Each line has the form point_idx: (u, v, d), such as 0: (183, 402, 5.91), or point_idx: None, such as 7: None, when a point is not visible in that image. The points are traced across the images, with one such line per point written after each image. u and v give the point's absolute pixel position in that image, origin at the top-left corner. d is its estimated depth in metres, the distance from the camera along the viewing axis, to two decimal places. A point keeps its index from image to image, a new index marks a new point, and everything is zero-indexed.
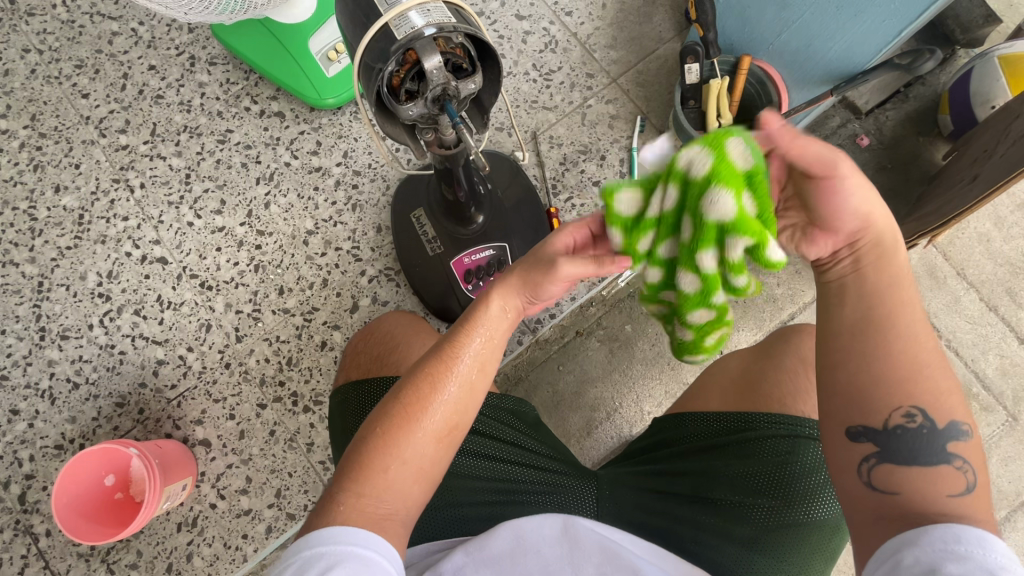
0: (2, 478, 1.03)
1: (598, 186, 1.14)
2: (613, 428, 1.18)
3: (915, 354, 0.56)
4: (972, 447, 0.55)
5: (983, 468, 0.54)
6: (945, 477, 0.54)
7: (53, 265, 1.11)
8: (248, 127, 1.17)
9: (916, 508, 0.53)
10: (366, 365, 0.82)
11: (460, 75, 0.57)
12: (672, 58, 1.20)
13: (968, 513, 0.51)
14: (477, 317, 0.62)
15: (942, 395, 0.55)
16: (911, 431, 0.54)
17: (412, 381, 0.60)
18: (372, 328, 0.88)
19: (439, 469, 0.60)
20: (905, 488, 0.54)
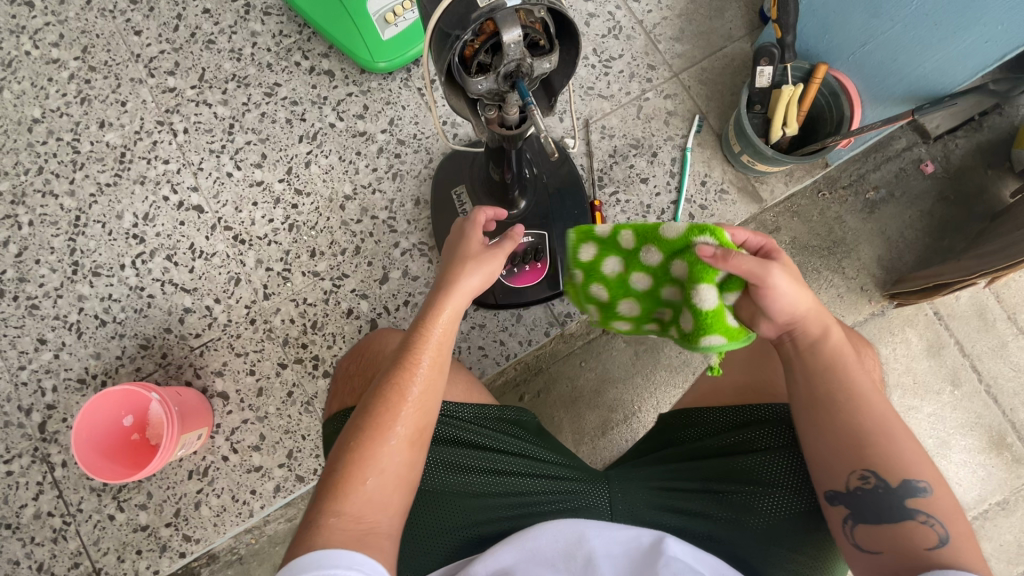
0: (25, 404, 1.04)
1: (646, 184, 1.10)
2: (629, 431, 1.16)
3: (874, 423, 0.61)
4: (939, 501, 0.58)
5: (949, 517, 0.58)
6: (915, 531, 0.58)
7: (91, 200, 1.11)
8: (296, 83, 1.14)
9: (901, 563, 0.57)
10: (356, 390, 0.77)
11: (536, 53, 0.53)
12: (739, 58, 1.15)
13: (948, 562, 0.55)
14: (423, 320, 0.63)
15: (896, 458, 0.60)
16: (880, 494, 0.60)
17: (376, 399, 0.60)
18: (366, 339, 0.84)
19: (416, 473, 0.60)
20: (886, 547, 0.59)
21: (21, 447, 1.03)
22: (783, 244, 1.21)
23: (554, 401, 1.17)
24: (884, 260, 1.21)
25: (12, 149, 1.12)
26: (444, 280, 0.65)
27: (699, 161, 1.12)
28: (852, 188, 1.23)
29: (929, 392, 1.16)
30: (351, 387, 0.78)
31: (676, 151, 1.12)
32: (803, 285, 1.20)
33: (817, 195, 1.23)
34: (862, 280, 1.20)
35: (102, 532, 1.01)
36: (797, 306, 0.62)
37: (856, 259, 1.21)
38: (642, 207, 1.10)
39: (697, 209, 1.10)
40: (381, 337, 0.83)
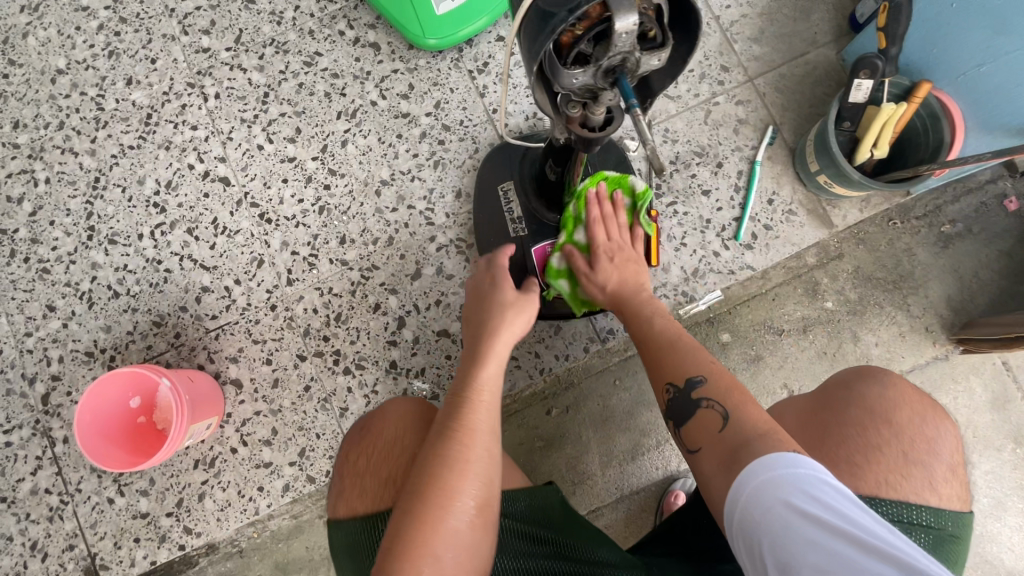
0: (29, 372, 0.99)
1: (708, 197, 1.02)
2: (660, 459, 1.09)
3: (661, 345, 0.71)
4: (716, 382, 0.63)
5: (726, 395, 0.61)
6: (710, 419, 0.61)
7: (112, 162, 1.04)
8: (339, 54, 1.06)
9: (724, 454, 0.57)
10: (368, 490, 0.63)
11: (647, 45, 0.45)
12: (823, 66, 1.04)
13: (747, 439, 0.56)
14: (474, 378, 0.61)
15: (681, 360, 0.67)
16: (676, 400, 0.65)
17: (429, 471, 0.54)
18: (374, 414, 0.72)
19: (479, 560, 0.53)
20: (702, 443, 0.60)
21: (22, 417, 0.98)
22: (844, 273, 1.11)
23: (583, 420, 1.10)
24: (954, 301, 1.11)
25: (33, 99, 1.05)
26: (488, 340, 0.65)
27: (767, 176, 1.03)
28: (927, 219, 1.13)
29: (987, 448, 1.08)
30: (360, 486, 0.64)
31: (743, 163, 1.03)
32: (862, 319, 1.10)
33: (887, 224, 1.13)
34: (927, 320, 1.11)
35: (99, 516, 0.96)
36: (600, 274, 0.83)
37: (924, 297, 1.12)
38: (702, 222, 1.02)
39: (761, 228, 1.02)
40: (394, 411, 0.70)
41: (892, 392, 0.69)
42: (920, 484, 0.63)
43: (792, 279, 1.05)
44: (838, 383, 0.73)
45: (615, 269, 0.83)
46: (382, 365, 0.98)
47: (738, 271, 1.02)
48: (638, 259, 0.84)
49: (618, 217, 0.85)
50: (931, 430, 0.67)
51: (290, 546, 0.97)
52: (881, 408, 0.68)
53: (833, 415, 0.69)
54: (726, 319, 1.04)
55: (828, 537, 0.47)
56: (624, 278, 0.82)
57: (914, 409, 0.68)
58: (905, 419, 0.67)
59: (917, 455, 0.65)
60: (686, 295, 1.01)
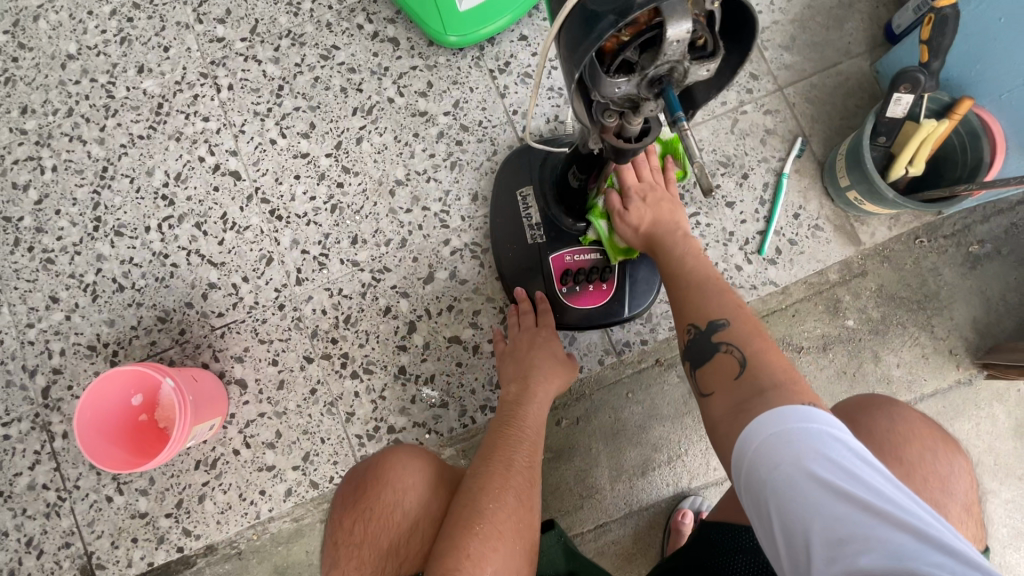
0: (30, 364, 0.97)
1: (731, 209, 0.99)
2: (671, 475, 1.06)
3: (690, 287, 0.68)
4: (739, 328, 0.61)
5: (748, 341, 0.59)
6: (727, 363, 0.59)
7: (121, 151, 1.01)
8: (356, 48, 1.03)
9: (734, 401, 0.55)
10: (367, 560, 0.67)
11: (696, 54, 0.42)
12: (856, 77, 1.01)
13: (770, 381, 0.54)
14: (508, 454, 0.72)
15: (708, 303, 0.64)
16: (696, 342, 0.63)
17: (465, 538, 0.62)
18: (373, 466, 0.72)
19: None
20: (715, 387, 0.58)
21: (21, 410, 0.96)
22: (867, 290, 1.07)
23: (593, 432, 1.07)
24: (981, 324, 1.07)
25: (42, 84, 1.03)
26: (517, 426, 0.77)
27: (794, 190, 1.00)
28: (954, 238, 1.09)
29: (1008, 477, 1.04)
30: (359, 556, 0.67)
31: (769, 175, 1.00)
32: (884, 339, 1.06)
33: (913, 242, 1.08)
34: (951, 342, 1.06)
35: (98, 514, 0.94)
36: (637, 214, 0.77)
37: (950, 318, 1.07)
38: (725, 234, 0.99)
39: (786, 243, 1.00)
40: (399, 467, 0.71)
41: (900, 425, 0.65)
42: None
43: (814, 295, 1.02)
44: (843, 414, 0.69)
45: (648, 207, 0.77)
46: (391, 370, 0.95)
47: (761, 286, 1.00)
48: (673, 202, 0.78)
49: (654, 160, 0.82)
50: (944, 468, 0.62)
51: (289, 549, 0.95)
52: (888, 443, 0.64)
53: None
54: None
55: (838, 499, 0.44)
56: (658, 216, 0.76)
57: (924, 445, 0.63)
58: (914, 454, 0.63)
59: (928, 494, 0.61)
60: None
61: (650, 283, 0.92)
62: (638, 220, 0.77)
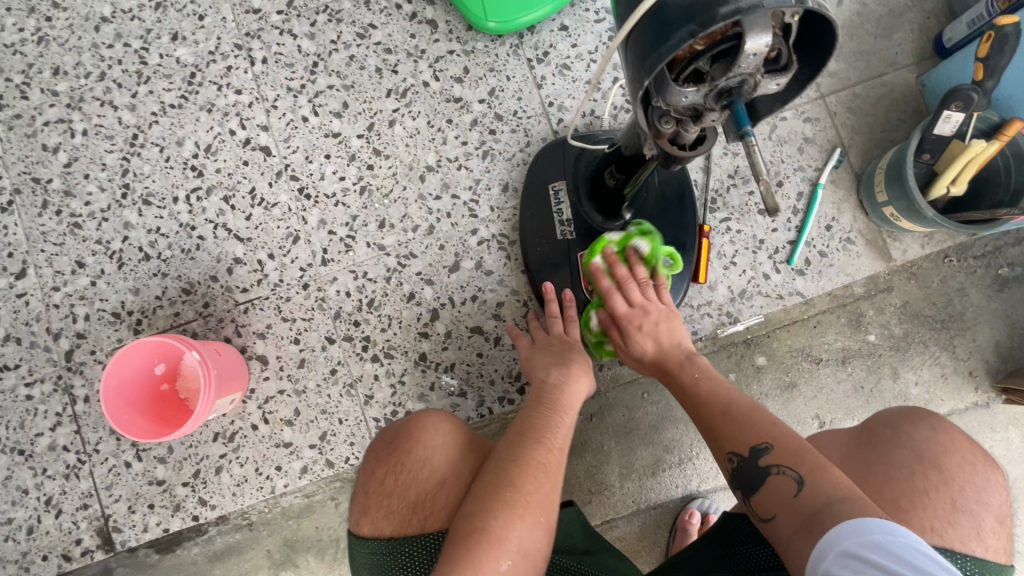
0: (55, 327, 0.97)
1: (763, 216, 0.99)
2: (681, 476, 1.07)
3: (719, 405, 0.68)
4: (782, 447, 0.60)
5: (798, 460, 0.58)
6: (777, 486, 0.58)
7: (152, 120, 1.01)
8: (394, 28, 1.01)
9: (801, 522, 0.55)
10: (394, 510, 0.66)
11: (768, 66, 0.41)
12: (900, 90, 0.99)
13: (834, 501, 0.54)
14: (544, 422, 0.69)
15: (740, 425, 0.64)
16: (742, 469, 0.62)
17: (495, 492, 0.60)
18: (403, 425, 0.72)
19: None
20: (776, 510, 0.57)
21: (44, 372, 0.97)
22: (891, 306, 1.02)
23: (606, 429, 1.07)
24: (1003, 347, 1.03)
25: (75, 46, 1.02)
26: (555, 396, 0.73)
27: (828, 201, 0.99)
28: (984, 258, 1.04)
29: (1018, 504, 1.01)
30: (387, 506, 0.67)
31: (805, 184, 0.98)
32: (905, 356, 1.02)
33: (942, 261, 1.03)
34: (971, 363, 1.02)
35: (116, 478, 0.95)
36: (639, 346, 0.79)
37: (971, 340, 1.03)
38: (755, 242, 0.99)
39: (816, 255, 0.99)
40: (425, 425, 0.71)
41: (945, 436, 0.63)
42: (967, 534, 0.59)
43: (837, 308, 1.01)
44: (881, 419, 0.67)
45: (648, 336, 0.77)
46: (411, 357, 0.96)
47: (786, 296, 0.99)
48: (668, 315, 0.79)
49: (640, 276, 0.80)
50: (981, 479, 0.61)
51: (300, 523, 0.96)
52: (930, 453, 0.63)
53: (874, 452, 0.64)
54: (764, 341, 1.00)
55: None
56: (662, 341, 0.77)
57: (964, 455, 0.62)
58: (955, 464, 0.62)
59: (965, 503, 0.60)
60: (729, 315, 0.98)
61: (677, 283, 0.92)
62: (643, 350, 0.78)
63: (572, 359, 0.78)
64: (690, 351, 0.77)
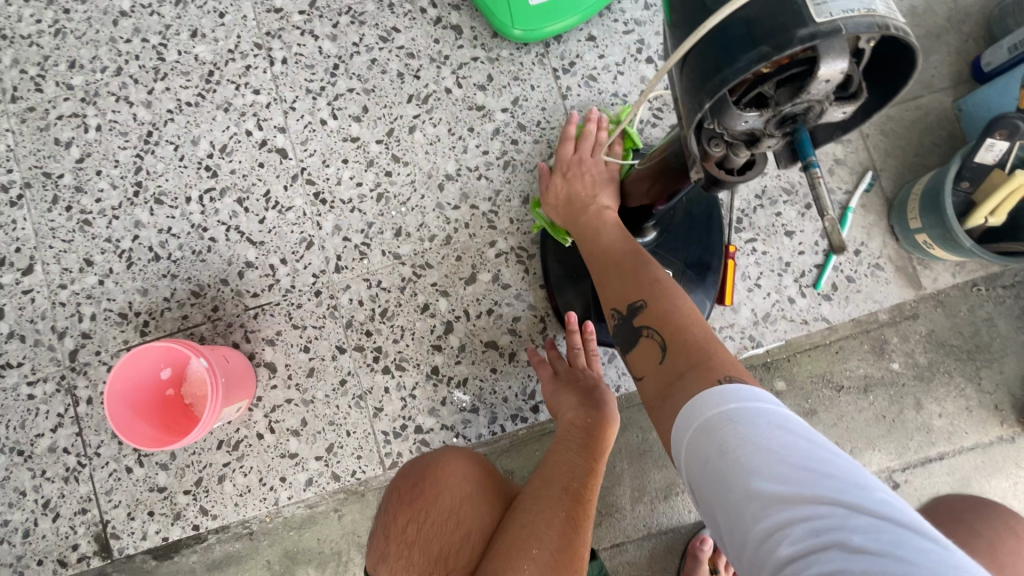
0: (60, 326, 0.95)
1: (790, 238, 0.96)
2: (694, 502, 1.04)
3: (622, 280, 0.65)
4: (666, 315, 0.57)
5: (676, 329, 0.56)
6: (651, 350, 0.57)
7: (167, 117, 0.99)
8: (417, 32, 0.99)
9: (661, 385, 0.53)
10: (416, 561, 0.65)
11: (836, 92, 0.39)
12: (935, 113, 0.96)
13: (698, 365, 0.51)
14: (568, 471, 0.66)
15: (634, 295, 0.62)
16: (620, 327, 0.62)
17: (519, 551, 0.59)
18: (426, 466, 0.71)
19: None
20: (648, 373, 0.56)
21: (47, 371, 0.94)
22: (916, 334, 0.99)
23: (619, 450, 1.05)
24: None
25: (92, 40, 1.00)
26: (578, 438, 0.70)
27: (857, 226, 0.97)
28: (1014, 288, 1.01)
29: None
30: (408, 555, 0.66)
31: (834, 207, 0.96)
32: (928, 386, 0.99)
33: (971, 290, 1.00)
34: (997, 397, 0.99)
35: (116, 483, 0.93)
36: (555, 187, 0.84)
37: (998, 372, 1.00)
38: (780, 264, 0.96)
39: (842, 280, 0.97)
40: (446, 467, 0.70)
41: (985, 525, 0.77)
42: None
43: (861, 334, 0.99)
44: (963, 504, 0.82)
45: (564, 184, 0.83)
46: (423, 369, 0.93)
47: (811, 321, 0.96)
48: (597, 175, 0.81)
49: (593, 140, 0.85)
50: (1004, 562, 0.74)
51: (301, 535, 0.94)
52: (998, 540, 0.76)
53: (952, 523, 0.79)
54: (784, 366, 0.98)
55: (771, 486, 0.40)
56: (573, 192, 0.81)
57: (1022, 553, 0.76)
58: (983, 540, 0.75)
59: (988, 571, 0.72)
60: (751, 338, 0.95)
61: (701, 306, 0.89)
62: (557, 198, 0.83)
63: (598, 394, 0.76)
64: (603, 209, 0.77)
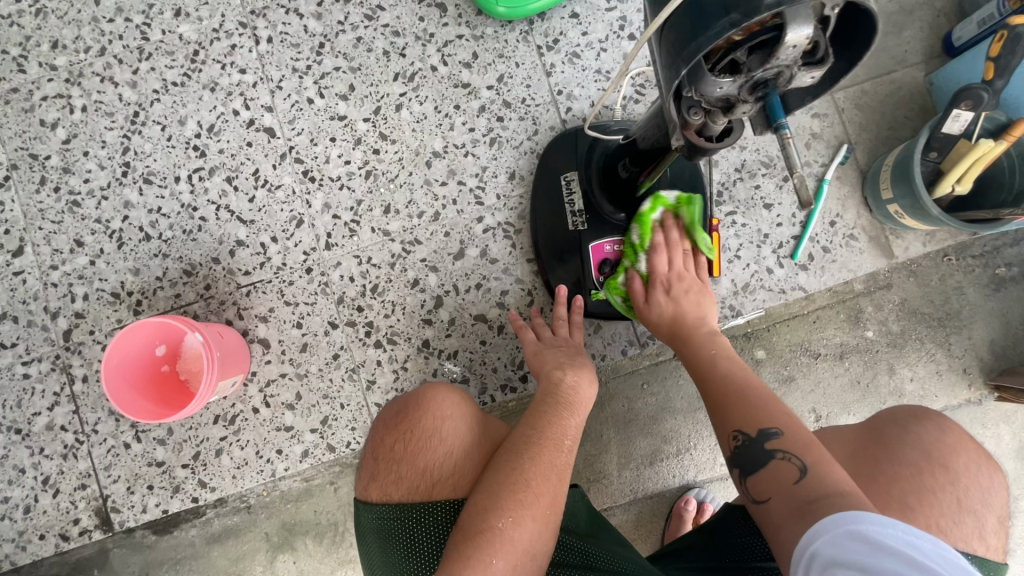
0: (53, 306, 0.96)
1: (768, 211, 0.99)
2: (679, 467, 1.08)
3: (735, 392, 0.65)
4: (793, 438, 0.57)
5: (809, 450, 0.56)
6: (781, 468, 0.56)
7: (154, 97, 0.99)
8: (402, 11, 1.00)
9: (797, 505, 0.52)
10: (404, 478, 0.68)
11: (805, 58, 0.41)
12: (908, 88, 0.99)
13: (841, 491, 0.51)
14: (554, 418, 0.70)
15: (755, 410, 0.62)
16: (745, 449, 0.59)
17: (509, 479, 0.62)
18: (414, 399, 0.73)
19: (540, 549, 0.60)
20: (773, 493, 0.55)
21: (42, 351, 0.95)
22: (890, 303, 1.03)
23: (606, 419, 1.08)
24: (997, 346, 1.04)
25: (74, 19, 0.99)
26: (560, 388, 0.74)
27: (833, 197, 1.00)
28: (982, 258, 1.05)
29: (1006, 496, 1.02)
30: (394, 476, 0.68)
31: (810, 179, 0.99)
32: (901, 353, 1.03)
33: (942, 259, 1.04)
34: (966, 361, 1.04)
35: (114, 459, 0.95)
36: (660, 310, 0.80)
37: (967, 338, 1.04)
38: (759, 236, 0.99)
39: (819, 250, 1.00)
40: (438, 399, 0.72)
41: (950, 437, 0.64)
42: (970, 531, 0.60)
43: (837, 304, 1.02)
44: (889, 418, 0.68)
45: (669, 301, 0.80)
46: (414, 343, 0.96)
47: (789, 291, 1.00)
48: (700, 289, 0.82)
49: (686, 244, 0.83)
50: (984, 480, 0.63)
51: (298, 507, 0.96)
52: (936, 451, 0.64)
53: (879, 451, 0.64)
54: (763, 335, 1.01)
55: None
56: (682, 310, 0.79)
57: (969, 456, 0.64)
58: (950, 455, 0.63)
59: (970, 504, 0.61)
60: (732, 308, 0.99)
61: None
62: (662, 315, 0.80)
63: (581, 362, 0.79)
64: (710, 328, 0.78)
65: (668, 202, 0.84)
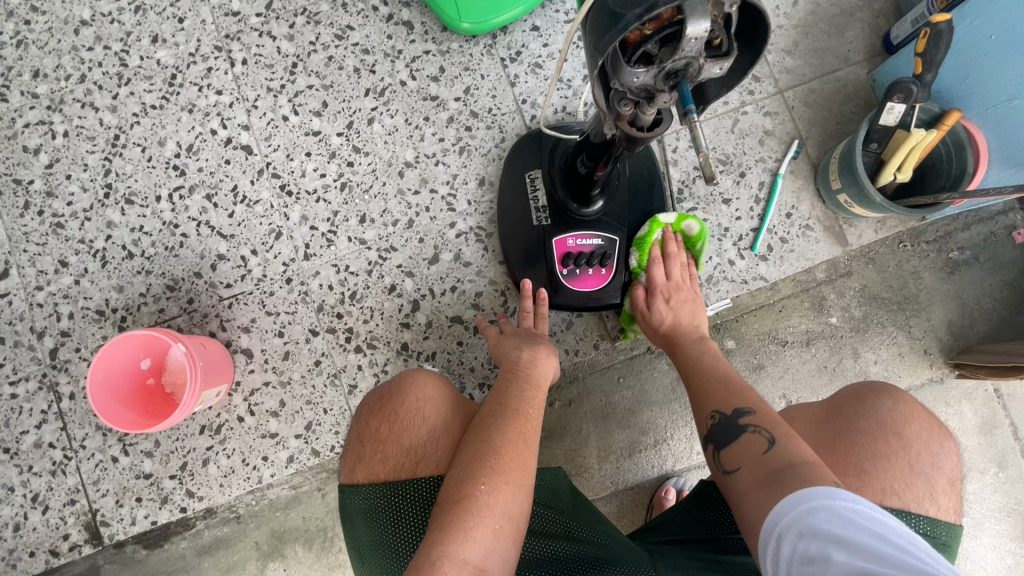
0: (39, 326, 0.98)
1: (728, 205, 1.04)
2: (657, 458, 1.11)
3: (710, 382, 0.72)
4: (763, 413, 0.63)
5: (775, 424, 0.60)
6: (751, 442, 0.60)
7: (134, 120, 1.03)
8: (371, 30, 1.05)
9: (763, 476, 0.55)
10: (390, 458, 0.71)
11: (711, 52, 0.46)
12: (853, 84, 1.06)
13: (808, 460, 0.54)
14: (521, 392, 0.73)
15: (732, 393, 0.68)
16: (722, 425, 0.64)
17: (484, 446, 0.66)
18: (396, 383, 0.77)
19: (520, 507, 0.63)
20: (742, 464, 0.59)
21: (29, 370, 0.98)
22: (851, 290, 1.08)
23: (584, 413, 1.11)
24: (955, 327, 1.08)
25: (54, 49, 1.03)
26: (524, 365, 0.78)
27: (787, 191, 1.06)
28: (936, 243, 1.09)
29: (972, 472, 1.06)
30: (381, 454, 0.71)
31: (765, 174, 1.05)
32: (864, 337, 1.07)
33: (897, 245, 1.09)
34: (926, 342, 1.08)
35: (102, 473, 0.97)
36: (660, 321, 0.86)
37: (926, 320, 1.08)
38: (720, 230, 1.04)
39: (777, 241, 1.05)
40: (421, 383, 0.76)
41: (903, 408, 0.68)
42: (920, 493, 0.64)
43: (799, 293, 1.07)
44: (848, 393, 0.72)
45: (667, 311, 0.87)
46: (393, 346, 0.99)
47: (751, 281, 1.04)
48: (695, 299, 0.89)
49: (684, 260, 0.91)
50: (936, 446, 0.67)
51: (287, 514, 0.98)
52: (890, 421, 0.68)
53: (837, 425, 0.69)
54: (732, 326, 1.05)
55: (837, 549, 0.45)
56: (679, 318, 0.86)
57: (921, 425, 0.68)
58: (909, 429, 0.67)
59: (922, 468, 0.65)
60: None
61: None
62: (661, 321, 0.87)
63: (539, 343, 0.83)
64: (700, 334, 0.84)
65: (660, 225, 0.91)
